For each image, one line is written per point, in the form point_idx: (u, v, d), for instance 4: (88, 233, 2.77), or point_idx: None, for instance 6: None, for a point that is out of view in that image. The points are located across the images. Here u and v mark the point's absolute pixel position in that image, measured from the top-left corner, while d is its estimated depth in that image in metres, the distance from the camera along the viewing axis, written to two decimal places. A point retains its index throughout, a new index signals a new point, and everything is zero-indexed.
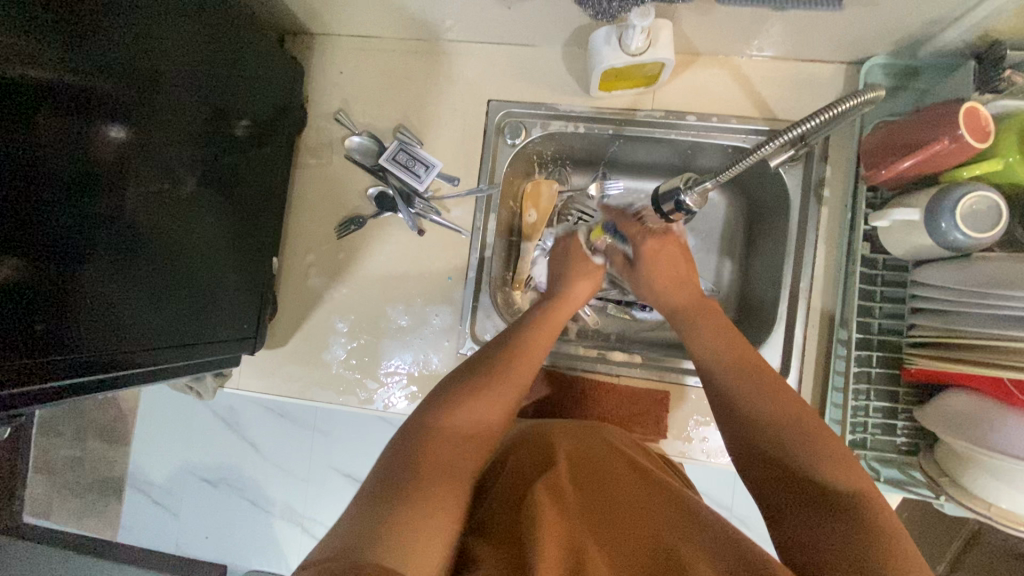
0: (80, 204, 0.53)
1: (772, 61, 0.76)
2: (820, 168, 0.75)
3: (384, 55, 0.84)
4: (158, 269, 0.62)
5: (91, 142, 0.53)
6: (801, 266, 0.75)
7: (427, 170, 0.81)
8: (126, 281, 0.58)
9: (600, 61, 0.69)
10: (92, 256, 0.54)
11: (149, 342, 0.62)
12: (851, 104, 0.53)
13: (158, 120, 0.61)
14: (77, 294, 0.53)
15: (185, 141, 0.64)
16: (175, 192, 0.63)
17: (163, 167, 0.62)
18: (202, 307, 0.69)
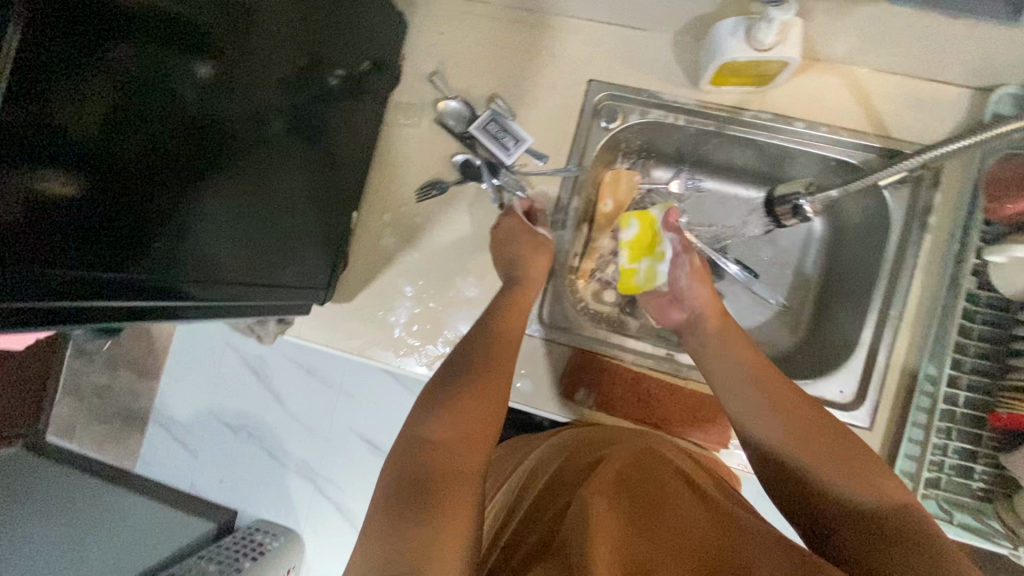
0: (179, 129, 0.51)
1: (893, 76, 0.73)
2: (929, 194, 0.72)
3: (486, 20, 0.82)
4: (239, 208, 0.61)
5: (199, 68, 0.51)
6: (894, 293, 0.72)
7: (517, 143, 0.79)
8: (209, 224, 0.57)
9: (722, 53, 0.66)
10: (185, 186, 0.53)
11: (221, 279, 0.61)
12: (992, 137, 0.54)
13: (260, 57, 0.59)
14: (168, 234, 0.52)
15: (280, 82, 0.62)
16: (263, 132, 0.62)
17: (258, 106, 0.60)
18: (272, 251, 0.68)
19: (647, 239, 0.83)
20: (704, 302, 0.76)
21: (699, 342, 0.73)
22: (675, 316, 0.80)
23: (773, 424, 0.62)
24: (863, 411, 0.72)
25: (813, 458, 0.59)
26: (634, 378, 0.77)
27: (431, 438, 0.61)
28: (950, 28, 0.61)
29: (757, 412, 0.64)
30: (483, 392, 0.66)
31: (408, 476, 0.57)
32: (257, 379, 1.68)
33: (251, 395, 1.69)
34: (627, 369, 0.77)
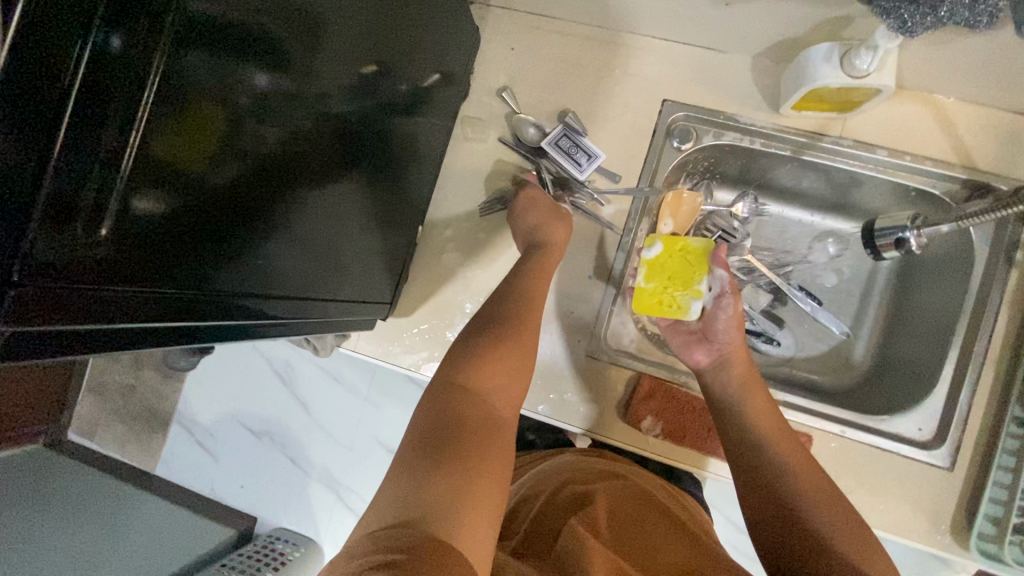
0: (275, 148, 0.46)
1: (981, 107, 0.72)
2: (1017, 229, 0.70)
3: (559, 36, 0.81)
4: (318, 227, 0.57)
5: (296, 81, 0.47)
6: (979, 329, 0.70)
7: (589, 160, 0.78)
8: (288, 245, 0.52)
9: (814, 79, 0.65)
10: (274, 206, 0.48)
11: (296, 299, 0.57)
12: None
13: (347, 67, 0.54)
14: (255, 258, 0.47)
15: (361, 95, 0.58)
16: (343, 146, 0.58)
17: (342, 119, 0.56)
18: (341, 268, 0.65)
19: (671, 264, 0.75)
20: (734, 348, 0.71)
21: (723, 383, 0.70)
22: (698, 356, 0.73)
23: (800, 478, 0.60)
24: (943, 451, 0.70)
25: (812, 513, 0.58)
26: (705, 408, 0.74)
27: (460, 391, 0.59)
28: None
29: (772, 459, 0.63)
30: (517, 360, 0.64)
31: (434, 427, 0.55)
32: (283, 385, 1.67)
33: (276, 401, 1.68)
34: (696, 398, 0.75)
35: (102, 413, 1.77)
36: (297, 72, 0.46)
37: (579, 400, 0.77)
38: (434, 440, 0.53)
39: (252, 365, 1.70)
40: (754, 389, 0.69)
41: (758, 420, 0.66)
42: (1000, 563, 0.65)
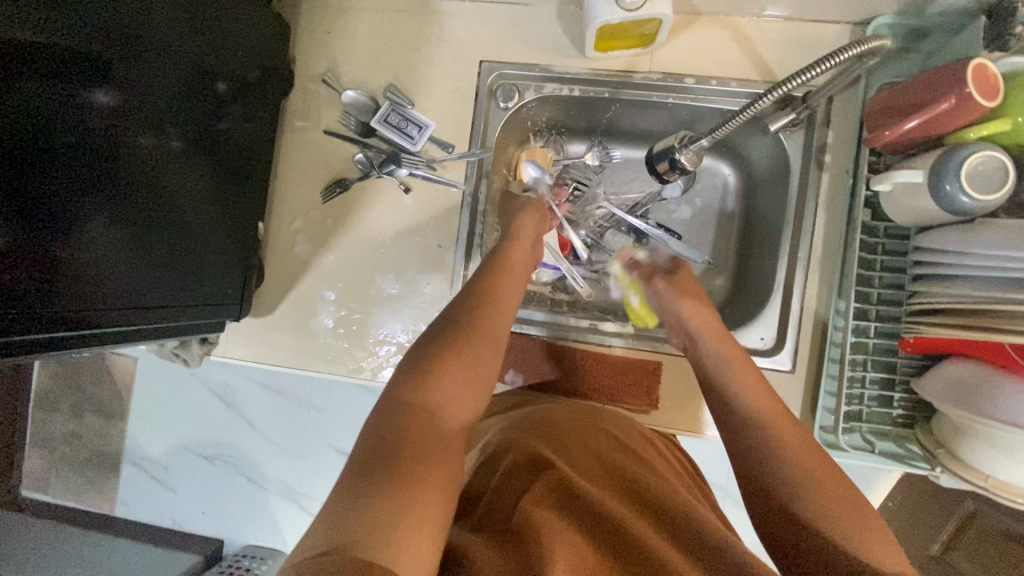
0: (65, 164, 0.54)
1: (774, 22, 0.74)
2: (821, 134, 0.73)
3: (372, 13, 0.81)
4: (150, 229, 0.63)
5: (74, 105, 0.54)
6: (800, 234, 0.73)
7: (420, 131, 0.80)
8: (105, 245, 0.59)
9: (596, 17, 0.66)
10: (76, 215, 0.55)
11: (138, 297, 0.63)
12: (858, 49, 0.57)
13: (142, 83, 0.61)
14: (62, 261, 0.55)
15: (174, 104, 0.65)
16: (161, 152, 0.64)
17: (153, 128, 0.62)
18: (197, 264, 0.71)
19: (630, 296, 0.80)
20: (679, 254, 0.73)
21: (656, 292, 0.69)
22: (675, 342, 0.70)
23: (823, 467, 0.52)
24: (784, 355, 0.73)
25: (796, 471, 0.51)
26: (562, 351, 0.78)
27: (407, 400, 0.56)
28: None
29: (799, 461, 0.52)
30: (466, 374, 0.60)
31: (386, 432, 0.53)
32: (225, 406, 1.67)
33: (221, 423, 1.67)
34: (552, 344, 0.78)
35: (54, 464, 1.77)
36: (79, 87, 0.54)
37: None
38: (375, 455, 0.51)
39: (189, 392, 1.68)
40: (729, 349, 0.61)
41: (763, 407, 0.57)
42: (838, 450, 0.68)
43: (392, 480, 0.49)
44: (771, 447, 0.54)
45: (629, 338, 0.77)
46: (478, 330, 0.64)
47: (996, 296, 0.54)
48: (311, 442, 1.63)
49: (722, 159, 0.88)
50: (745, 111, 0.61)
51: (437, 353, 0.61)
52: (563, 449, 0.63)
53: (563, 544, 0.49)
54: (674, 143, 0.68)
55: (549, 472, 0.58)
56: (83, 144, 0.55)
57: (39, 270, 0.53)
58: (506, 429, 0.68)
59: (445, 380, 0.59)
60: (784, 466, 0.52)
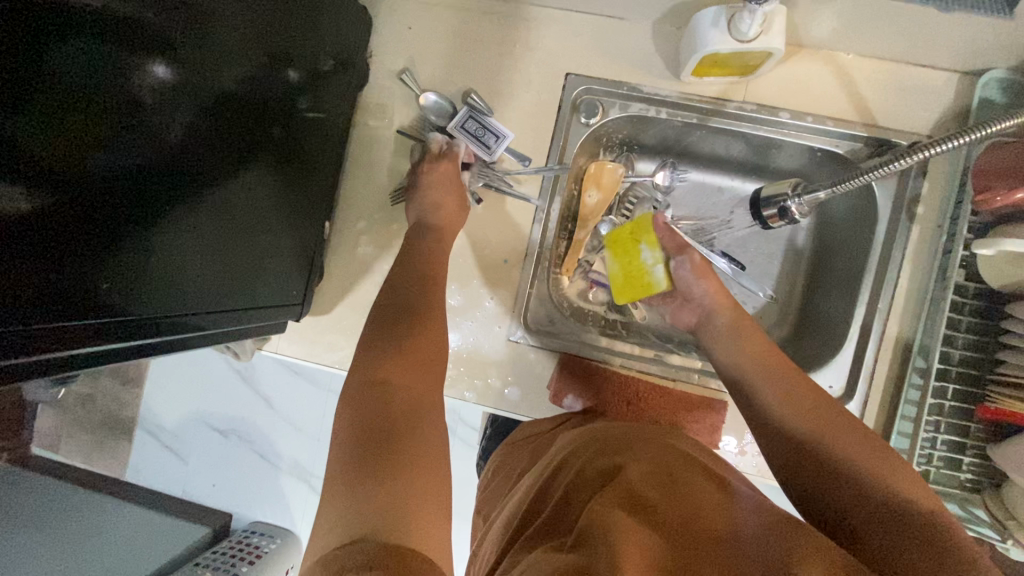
0: (127, 152, 0.47)
1: (879, 62, 0.71)
2: (916, 184, 0.70)
3: (457, 12, 0.77)
4: (210, 224, 0.58)
5: (140, 89, 0.47)
6: (882, 284, 0.72)
7: (497, 141, 0.76)
8: (174, 237, 0.54)
9: (703, 43, 0.64)
10: (138, 209, 0.49)
11: (192, 297, 0.58)
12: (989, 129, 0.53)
13: (210, 64, 0.54)
14: (119, 261, 0.49)
15: (240, 87, 0.59)
16: (224, 141, 0.58)
17: (217, 113, 0.56)
18: (253, 261, 0.66)
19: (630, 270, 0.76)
20: (711, 296, 0.71)
21: (711, 335, 0.70)
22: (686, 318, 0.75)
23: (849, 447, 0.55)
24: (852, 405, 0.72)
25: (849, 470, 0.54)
26: (624, 380, 0.76)
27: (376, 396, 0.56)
28: (933, 13, 0.59)
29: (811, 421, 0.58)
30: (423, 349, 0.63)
31: (368, 423, 0.53)
32: (243, 383, 1.65)
33: (238, 399, 1.66)
34: (617, 372, 0.77)
35: (67, 424, 1.77)
36: (156, 58, 0.48)
37: (503, 384, 0.78)
38: (362, 449, 0.51)
39: (208, 365, 1.67)
40: (787, 385, 0.61)
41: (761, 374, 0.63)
42: None
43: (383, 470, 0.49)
44: (785, 418, 0.59)
45: (694, 373, 0.76)
46: (419, 325, 0.64)
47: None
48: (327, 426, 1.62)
49: None
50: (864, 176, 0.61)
51: (380, 338, 0.63)
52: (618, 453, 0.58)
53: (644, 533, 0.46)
54: (786, 190, 0.70)
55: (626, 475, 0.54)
56: (156, 122, 0.50)
57: (94, 270, 0.47)
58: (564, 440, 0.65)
59: (402, 372, 0.59)
60: (825, 446, 0.56)
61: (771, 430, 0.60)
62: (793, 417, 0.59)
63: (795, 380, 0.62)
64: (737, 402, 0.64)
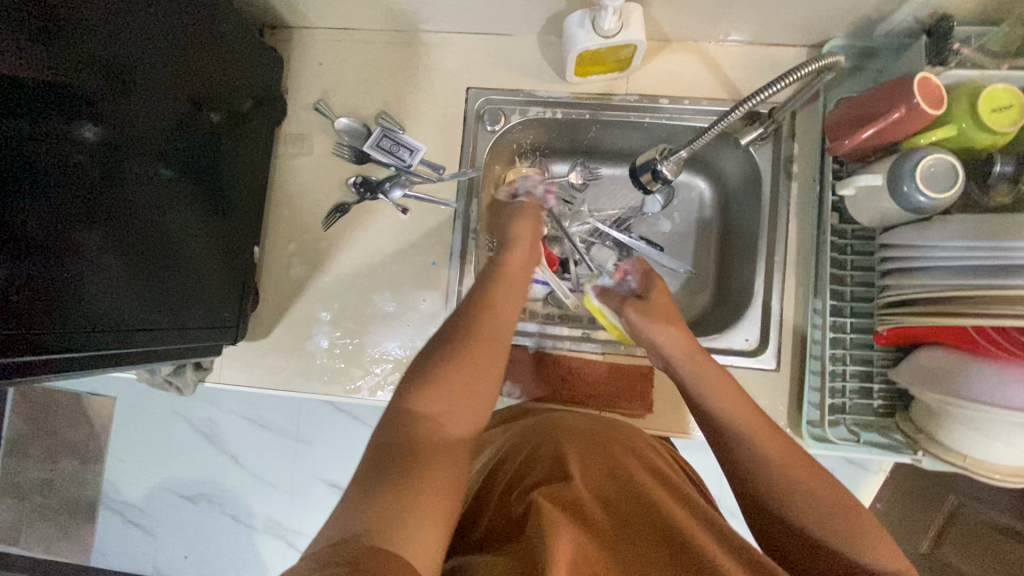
0: (51, 194, 0.53)
1: (738, 46, 0.80)
2: (788, 145, 0.78)
3: (362, 46, 0.85)
4: (142, 256, 0.63)
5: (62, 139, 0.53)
6: (776, 239, 0.78)
7: (411, 154, 0.83)
8: (97, 272, 0.57)
9: (575, 43, 0.71)
10: (63, 244, 0.54)
11: (132, 324, 0.62)
12: (807, 68, 0.62)
13: (130, 112, 0.60)
14: (49, 291, 0.52)
15: (164, 133, 0.65)
16: (152, 180, 0.63)
17: (140, 157, 0.62)
18: (189, 290, 0.70)
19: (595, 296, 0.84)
20: (663, 305, 0.70)
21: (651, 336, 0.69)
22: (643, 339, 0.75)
23: (775, 460, 0.55)
24: (769, 354, 0.77)
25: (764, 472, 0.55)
26: (556, 362, 0.81)
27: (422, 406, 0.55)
28: None
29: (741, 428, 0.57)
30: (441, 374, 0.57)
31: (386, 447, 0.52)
32: (210, 443, 1.61)
33: (203, 460, 1.62)
34: (548, 355, 0.81)
35: (25, 513, 1.68)
36: (77, 115, 0.55)
37: None
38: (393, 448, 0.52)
39: (170, 430, 1.63)
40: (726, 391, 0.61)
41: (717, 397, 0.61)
42: (827, 443, 0.72)
43: (398, 483, 0.49)
44: (721, 422, 0.59)
45: (621, 345, 0.80)
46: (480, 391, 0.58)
47: (979, 278, 0.57)
48: (298, 476, 1.58)
49: (697, 175, 0.93)
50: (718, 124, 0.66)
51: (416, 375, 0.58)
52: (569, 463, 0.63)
53: (567, 541, 0.51)
54: (654, 154, 0.73)
55: (569, 488, 0.58)
56: (69, 171, 0.54)
57: (24, 300, 0.50)
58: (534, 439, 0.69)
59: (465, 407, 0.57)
60: (748, 458, 0.56)
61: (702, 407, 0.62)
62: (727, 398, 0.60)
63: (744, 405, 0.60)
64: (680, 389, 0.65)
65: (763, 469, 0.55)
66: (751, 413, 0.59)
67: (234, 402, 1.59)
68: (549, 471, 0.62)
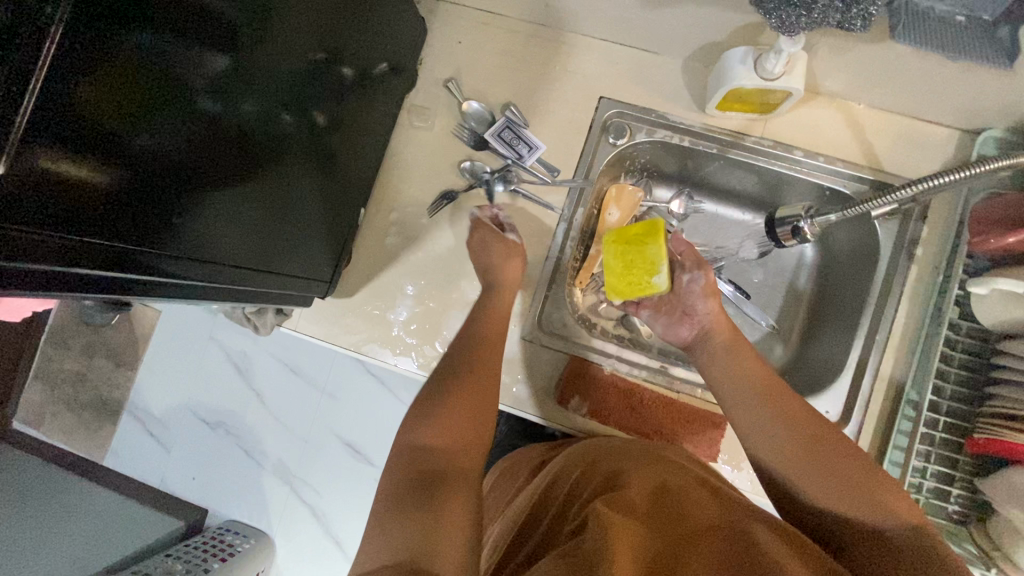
0: (197, 124, 0.50)
1: (887, 114, 0.78)
2: (917, 227, 0.76)
3: (504, 33, 0.84)
4: (252, 197, 0.61)
5: (217, 69, 0.50)
6: (880, 320, 0.76)
7: (530, 151, 0.82)
8: (216, 210, 0.56)
9: (731, 78, 0.69)
10: (196, 177, 0.51)
11: (231, 263, 0.60)
12: (995, 165, 0.60)
13: (274, 51, 0.57)
14: (175, 224, 0.50)
15: (296, 77, 0.62)
16: (273, 123, 0.61)
17: (270, 99, 0.59)
18: (284, 238, 0.69)
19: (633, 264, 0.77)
20: (714, 317, 0.72)
21: (710, 352, 0.71)
22: (680, 334, 0.75)
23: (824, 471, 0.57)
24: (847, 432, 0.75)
25: (813, 481, 0.57)
26: (630, 389, 0.79)
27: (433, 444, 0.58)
28: (936, 70, 0.66)
29: (778, 431, 0.61)
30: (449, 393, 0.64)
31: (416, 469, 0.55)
32: (241, 376, 1.63)
33: (231, 391, 1.63)
34: (622, 379, 0.80)
35: (51, 401, 1.71)
36: (234, 47, 0.51)
37: (513, 382, 0.81)
38: (417, 483, 0.54)
39: (206, 355, 1.65)
40: (779, 398, 0.63)
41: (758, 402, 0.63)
42: None
43: (428, 500, 0.52)
44: (766, 425, 0.61)
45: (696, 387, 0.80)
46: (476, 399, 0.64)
47: None
48: (318, 428, 1.58)
49: None
50: (875, 202, 0.66)
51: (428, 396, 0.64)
52: (620, 473, 0.64)
53: (635, 541, 0.52)
54: (799, 212, 0.73)
55: (624, 493, 0.59)
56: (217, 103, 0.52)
57: (155, 232, 0.48)
58: (572, 455, 0.71)
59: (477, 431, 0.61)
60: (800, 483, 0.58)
61: (753, 435, 0.62)
62: (771, 422, 0.61)
63: (795, 406, 0.62)
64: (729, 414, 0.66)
65: (807, 480, 0.58)
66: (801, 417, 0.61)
67: (274, 343, 1.61)
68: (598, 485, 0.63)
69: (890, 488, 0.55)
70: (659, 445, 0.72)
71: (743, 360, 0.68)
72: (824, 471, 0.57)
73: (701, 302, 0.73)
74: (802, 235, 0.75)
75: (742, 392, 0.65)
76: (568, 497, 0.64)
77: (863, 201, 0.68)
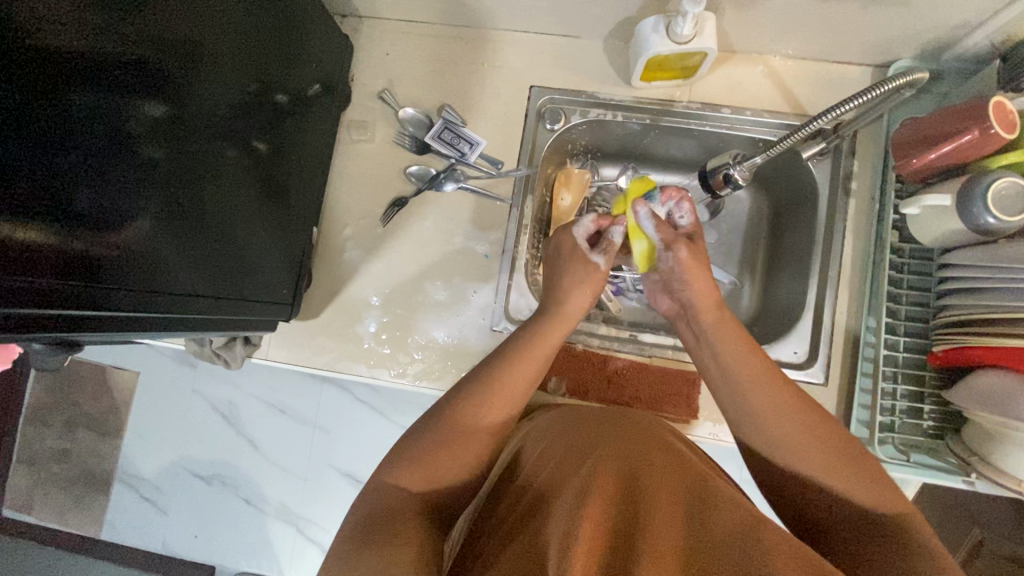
0: (132, 168, 0.51)
1: (802, 62, 0.81)
2: (848, 162, 0.79)
3: (429, 39, 0.87)
4: (200, 229, 0.61)
5: (146, 112, 0.51)
6: (829, 256, 0.79)
7: (472, 148, 0.84)
8: (163, 246, 0.56)
9: (647, 48, 0.72)
10: (135, 217, 0.52)
11: (189, 296, 0.61)
12: (896, 83, 0.63)
13: (205, 88, 0.58)
14: (116, 264, 0.51)
15: (233, 111, 0.63)
16: (217, 158, 0.62)
17: (210, 134, 0.60)
18: (242, 266, 0.69)
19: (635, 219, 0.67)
20: (701, 291, 0.63)
21: (695, 331, 0.64)
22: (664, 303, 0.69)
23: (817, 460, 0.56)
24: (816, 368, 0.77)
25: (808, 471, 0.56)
26: (603, 362, 0.81)
27: (406, 488, 0.58)
28: (834, 12, 0.69)
29: (770, 421, 0.58)
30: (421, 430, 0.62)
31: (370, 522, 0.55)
32: (229, 424, 1.58)
33: (220, 441, 1.59)
34: (595, 352, 0.81)
35: (37, 483, 1.66)
36: (160, 88, 0.52)
37: None
38: (371, 530, 0.54)
39: (190, 410, 1.60)
40: (777, 394, 0.58)
41: (759, 394, 0.59)
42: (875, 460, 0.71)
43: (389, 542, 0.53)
44: (755, 410, 0.59)
45: (667, 349, 0.81)
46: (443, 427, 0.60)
47: None
48: (314, 465, 1.54)
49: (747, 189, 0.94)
50: (795, 134, 0.68)
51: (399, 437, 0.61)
52: (596, 440, 0.63)
53: (595, 522, 0.53)
54: (727, 159, 0.75)
55: (592, 467, 0.59)
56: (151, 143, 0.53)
57: (96, 274, 0.49)
58: (542, 423, 0.69)
59: (436, 464, 0.58)
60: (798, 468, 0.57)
61: (757, 439, 0.59)
62: (786, 428, 0.57)
63: (787, 394, 0.58)
64: (719, 407, 0.63)
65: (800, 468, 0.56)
66: (791, 404, 0.58)
67: (257, 385, 1.56)
68: (567, 456, 0.61)
69: (866, 477, 0.54)
70: (637, 412, 0.69)
71: (745, 352, 0.60)
72: (823, 459, 0.55)
73: (689, 279, 0.63)
74: (736, 182, 0.77)
75: (744, 378, 0.60)
76: (536, 469, 0.62)
77: (783, 138, 0.70)
